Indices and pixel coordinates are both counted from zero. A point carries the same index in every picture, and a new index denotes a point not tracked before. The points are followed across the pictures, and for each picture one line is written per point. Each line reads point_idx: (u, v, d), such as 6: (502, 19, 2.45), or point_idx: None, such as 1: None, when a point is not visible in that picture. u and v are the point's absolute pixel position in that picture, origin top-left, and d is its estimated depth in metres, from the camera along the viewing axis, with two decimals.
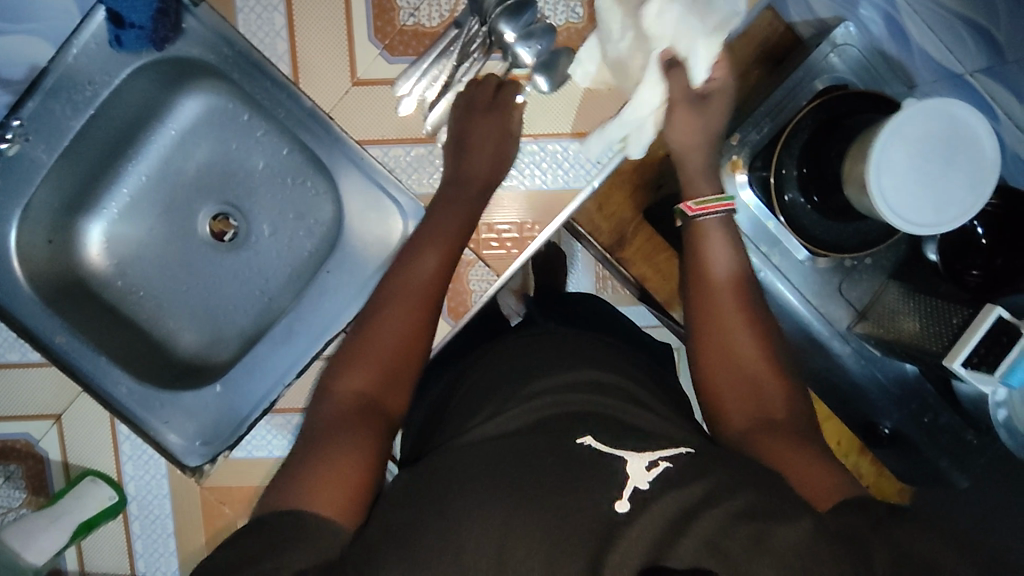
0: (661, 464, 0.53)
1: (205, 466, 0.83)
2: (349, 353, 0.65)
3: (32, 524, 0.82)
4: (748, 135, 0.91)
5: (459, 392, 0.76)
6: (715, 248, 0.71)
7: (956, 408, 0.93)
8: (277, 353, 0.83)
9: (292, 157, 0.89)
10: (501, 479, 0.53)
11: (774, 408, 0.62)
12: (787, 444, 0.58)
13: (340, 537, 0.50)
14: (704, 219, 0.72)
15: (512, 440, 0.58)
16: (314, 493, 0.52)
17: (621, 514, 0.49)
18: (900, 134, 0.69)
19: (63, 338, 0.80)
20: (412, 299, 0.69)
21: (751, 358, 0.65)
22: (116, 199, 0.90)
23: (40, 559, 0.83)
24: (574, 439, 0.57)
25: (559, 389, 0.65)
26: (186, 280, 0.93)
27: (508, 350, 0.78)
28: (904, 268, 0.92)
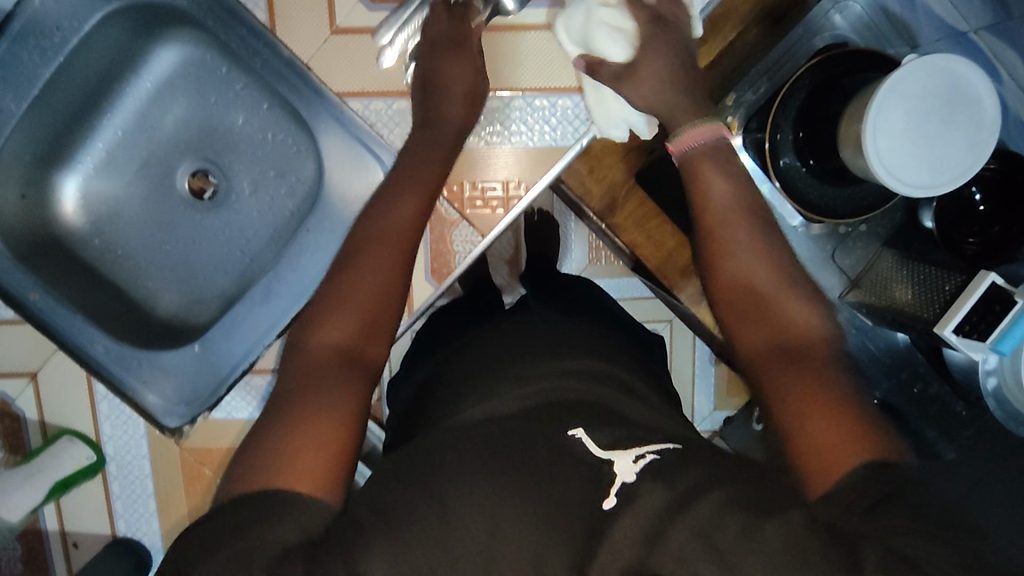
0: (648, 456, 0.52)
1: (185, 427, 0.82)
2: (321, 307, 0.59)
3: (8, 481, 0.80)
4: (743, 94, 0.89)
5: (446, 375, 0.73)
6: (716, 179, 0.63)
7: (945, 378, 0.91)
8: (257, 313, 0.82)
9: (272, 113, 0.86)
10: (490, 470, 0.51)
11: (798, 328, 0.58)
12: (817, 373, 0.55)
13: (324, 516, 0.47)
14: (689, 153, 0.64)
15: (502, 429, 0.57)
16: (288, 463, 0.48)
17: (607, 510, 0.49)
18: (899, 91, 0.67)
19: (37, 295, 0.78)
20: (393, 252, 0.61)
21: (782, 313, 0.58)
22: (91, 154, 0.87)
23: (14, 516, 0.81)
24: (563, 432, 0.56)
25: (554, 378, 0.63)
26: (165, 239, 0.91)
27: (500, 335, 0.76)
28: (899, 236, 0.89)
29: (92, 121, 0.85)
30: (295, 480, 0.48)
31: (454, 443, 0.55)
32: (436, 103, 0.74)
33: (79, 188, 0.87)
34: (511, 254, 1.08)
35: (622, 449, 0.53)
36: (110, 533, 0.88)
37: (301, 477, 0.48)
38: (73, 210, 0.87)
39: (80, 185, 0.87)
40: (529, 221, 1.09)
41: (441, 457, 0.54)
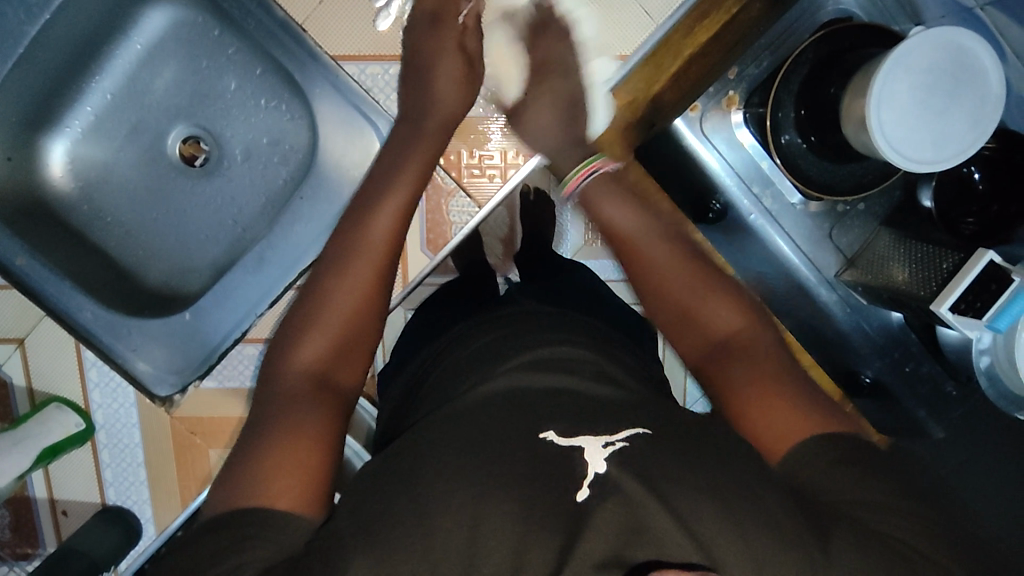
0: (617, 443, 0.51)
1: (176, 396, 0.81)
2: (295, 324, 0.59)
3: None
4: (747, 69, 0.88)
5: (437, 370, 0.71)
6: (617, 214, 0.63)
7: (938, 358, 0.90)
8: (249, 282, 0.81)
9: (266, 78, 0.84)
10: (464, 465, 0.51)
11: (716, 324, 0.60)
12: (747, 381, 0.56)
13: (302, 529, 0.48)
14: (580, 193, 0.65)
15: (481, 420, 0.56)
16: (266, 483, 0.49)
17: (581, 502, 0.47)
18: (902, 65, 0.66)
19: (24, 261, 0.76)
20: (364, 263, 0.60)
21: (715, 326, 0.60)
22: (78, 117, 0.85)
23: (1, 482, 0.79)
24: (537, 434, 0.53)
25: (533, 369, 0.61)
26: (156, 207, 0.89)
27: (486, 322, 0.74)
28: (896, 215, 0.89)
29: (79, 83, 0.83)
30: (272, 499, 0.49)
31: (440, 436, 0.54)
32: (425, 89, 0.73)
33: (66, 151, 0.85)
34: (505, 234, 1.05)
35: (589, 435, 0.52)
36: (99, 502, 0.87)
37: (279, 494, 0.49)
38: (61, 174, 0.85)
39: (67, 149, 0.85)
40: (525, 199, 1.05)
41: (428, 457, 0.52)
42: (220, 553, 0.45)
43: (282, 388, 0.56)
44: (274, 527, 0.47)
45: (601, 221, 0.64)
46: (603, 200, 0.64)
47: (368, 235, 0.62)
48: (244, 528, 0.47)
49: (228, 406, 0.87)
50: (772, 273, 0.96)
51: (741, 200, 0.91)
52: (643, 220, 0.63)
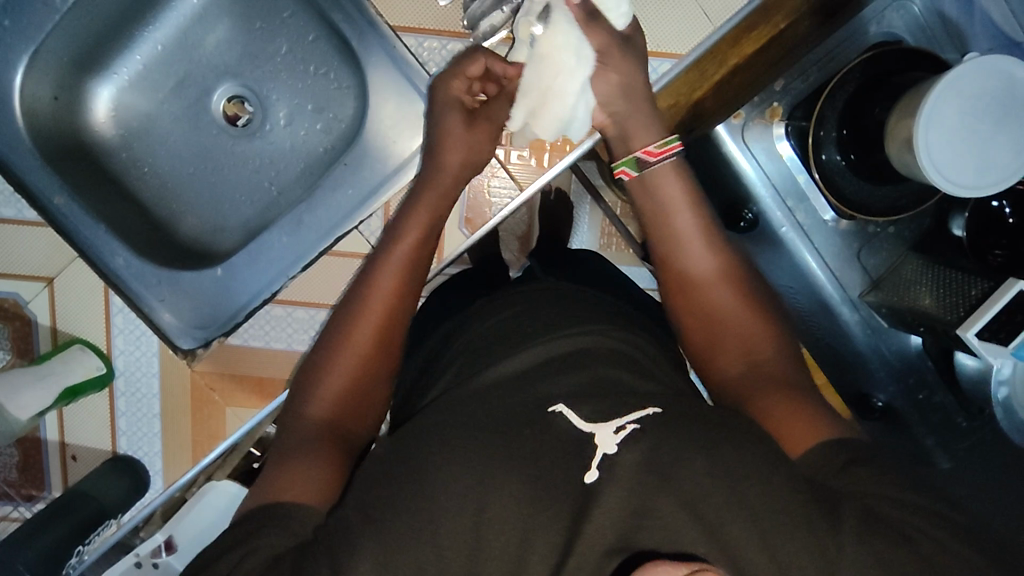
0: (627, 427, 0.54)
1: (199, 350, 0.81)
2: (317, 351, 0.64)
3: (16, 379, 0.78)
4: (793, 83, 0.88)
5: (456, 343, 0.74)
6: (679, 215, 0.67)
7: (951, 389, 0.92)
8: (257, 266, 0.81)
9: (318, 45, 0.85)
10: (481, 445, 0.55)
11: (758, 349, 0.63)
12: (776, 398, 0.60)
13: (311, 520, 0.53)
14: (654, 170, 0.68)
15: (500, 393, 0.61)
16: (282, 487, 0.55)
17: (589, 484, 0.52)
18: (955, 89, 0.67)
19: (62, 200, 0.77)
20: (381, 298, 0.65)
21: (758, 343, 0.63)
22: (128, 66, 0.85)
23: (23, 416, 0.78)
24: (547, 406, 0.58)
25: (565, 355, 0.64)
26: (193, 163, 0.89)
27: (506, 301, 0.76)
28: (925, 240, 0.90)
29: (131, 31, 0.83)
30: (286, 496, 0.54)
31: (444, 420, 0.58)
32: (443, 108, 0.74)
33: (112, 99, 0.86)
34: (523, 231, 1.06)
35: (604, 421, 0.56)
36: (110, 449, 0.87)
37: (298, 488, 0.55)
38: (105, 121, 0.86)
39: (113, 95, 0.86)
40: (546, 200, 1.07)
41: (433, 443, 0.55)
42: (241, 539, 0.51)
43: (313, 412, 0.61)
44: (284, 520, 0.52)
45: (658, 205, 0.67)
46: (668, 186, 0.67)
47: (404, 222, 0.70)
48: (261, 520, 0.52)
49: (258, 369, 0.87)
50: (799, 290, 0.95)
51: (774, 211, 0.92)
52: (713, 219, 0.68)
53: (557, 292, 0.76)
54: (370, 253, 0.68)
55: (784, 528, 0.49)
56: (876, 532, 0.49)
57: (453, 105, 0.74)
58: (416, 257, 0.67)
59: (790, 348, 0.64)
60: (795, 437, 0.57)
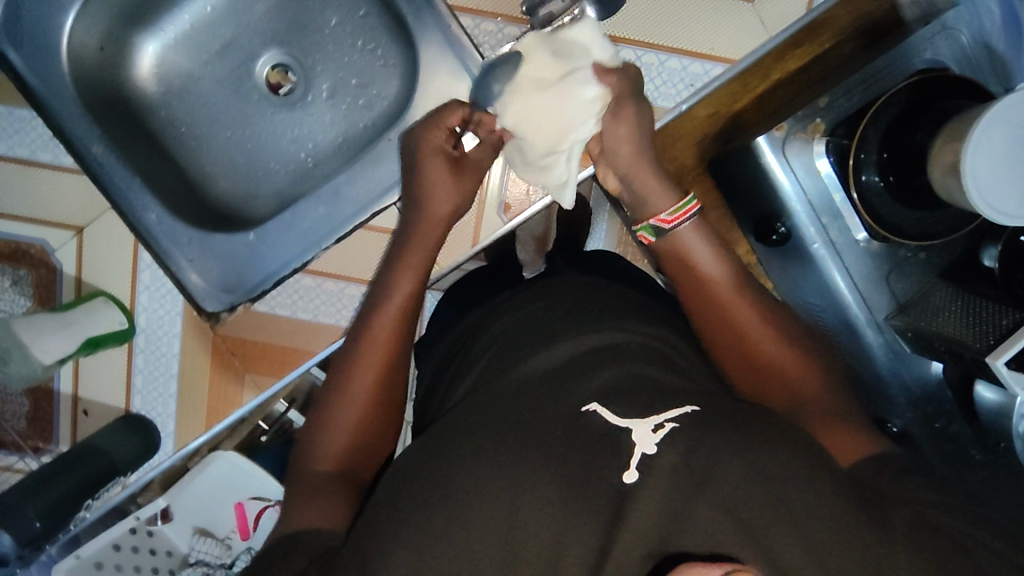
0: (667, 426, 0.52)
1: (223, 313, 0.81)
2: (333, 373, 0.62)
3: (43, 322, 0.79)
4: (837, 100, 0.86)
5: (484, 337, 0.72)
6: (706, 267, 0.66)
7: (972, 420, 0.93)
8: (274, 249, 0.81)
9: (368, 20, 0.85)
10: (523, 437, 0.55)
11: (798, 382, 0.62)
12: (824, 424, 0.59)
13: (334, 538, 0.54)
14: (679, 230, 0.66)
15: (528, 393, 0.59)
16: (303, 512, 0.55)
17: (629, 484, 0.50)
18: (1004, 116, 0.67)
19: (100, 149, 0.77)
20: (386, 335, 0.62)
21: (796, 368, 0.62)
22: (175, 23, 0.84)
23: (46, 360, 0.80)
24: (580, 405, 0.56)
25: (588, 355, 0.62)
26: (231, 129, 0.89)
27: (531, 296, 0.75)
28: (955, 269, 0.90)
29: None
30: (308, 519, 0.55)
31: (473, 421, 0.58)
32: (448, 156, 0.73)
33: (155, 54, 0.85)
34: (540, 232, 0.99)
35: (638, 417, 0.54)
36: (123, 408, 0.86)
37: (319, 519, 0.55)
38: (147, 76, 0.85)
39: (157, 51, 0.85)
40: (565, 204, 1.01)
41: (461, 436, 0.56)
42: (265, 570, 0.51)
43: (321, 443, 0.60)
44: (307, 541, 0.53)
45: (677, 256, 0.67)
46: (685, 247, 0.66)
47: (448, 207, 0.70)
48: (285, 545, 0.53)
49: (289, 337, 0.88)
50: (824, 308, 0.96)
51: (807, 226, 0.91)
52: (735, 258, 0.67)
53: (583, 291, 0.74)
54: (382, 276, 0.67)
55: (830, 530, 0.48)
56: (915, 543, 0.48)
57: (437, 155, 0.72)
58: (418, 297, 0.66)
59: (828, 369, 0.64)
60: (844, 450, 0.57)
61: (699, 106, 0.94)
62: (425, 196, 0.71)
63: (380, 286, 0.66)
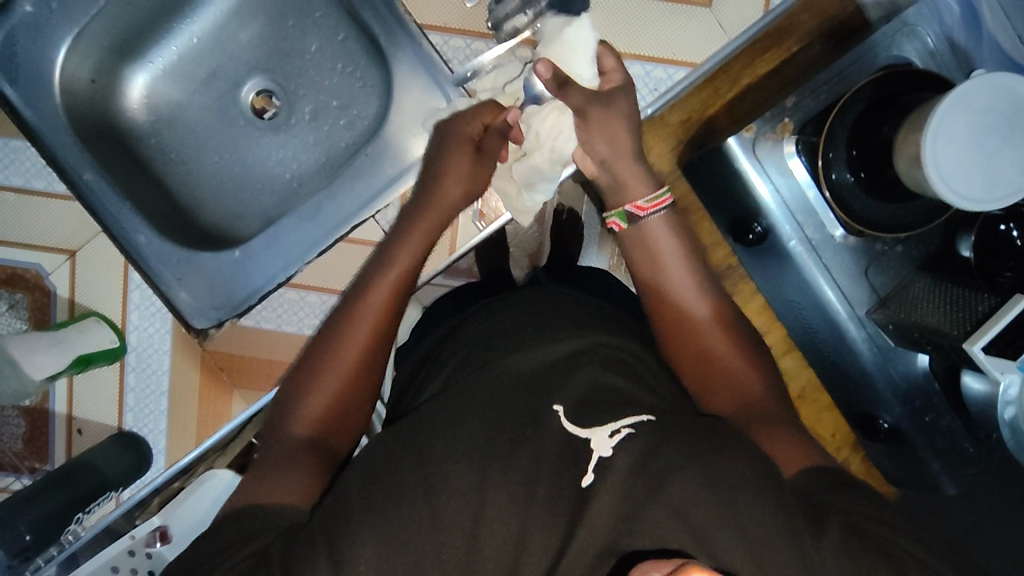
0: (622, 431, 0.54)
1: (211, 329, 0.84)
2: (312, 364, 0.64)
3: (33, 340, 0.84)
4: (804, 100, 0.88)
5: (456, 340, 0.75)
6: (675, 275, 0.69)
7: (959, 412, 0.92)
8: (260, 261, 0.83)
9: (347, 44, 0.88)
10: (469, 433, 0.57)
11: (748, 391, 0.65)
12: (772, 427, 0.62)
13: (296, 514, 0.55)
14: (649, 221, 0.70)
15: (495, 385, 0.62)
16: (269, 488, 0.57)
17: (585, 487, 0.52)
18: (962, 102, 0.69)
19: (91, 175, 0.80)
20: (367, 324, 0.65)
21: (749, 381, 0.66)
22: (162, 54, 0.88)
23: (39, 376, 0.85)
24: (550, 405, 0.58)
25: (551, 361, 0.64)
26: (218, 152, 0.92)
27: (506, 302, 0.77)
28: (932, 260, 0.89)
29: (170, 22, 0.87)
30: (271, 495, 0.56)
31: (445, 416, 0.60)
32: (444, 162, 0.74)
33: (145, 84, 0.89)
34: (533, 249, 1.06)
35: (597, 424, 0.55)
36: (116, 426, 0.94)
37: (282, 493, 0.57)
38: (136, 105, 0.89)
39: (146, 82, 0.89)
40: (558, 218, 1.06)
41: (436, 442, 0.57)
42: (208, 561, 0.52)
43: (296, 432, 0.62)
44: (263, 518, 0.54)
45: (647, 262, 0.70)
46: (660, 246, 0.70)
47: (420, 222, 0.72)
48: (246, 523, 0.54)
49: (269, 350, 0.92)
50: (804, 305, 0.98)
51: (784, 225, 0.93)
52: (699, 278, 0.69)
53: (560, 296, 0.77)
54: (369, 267, 0.69)
55: (776, 531, 0.49)
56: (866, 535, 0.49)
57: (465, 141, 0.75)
58: (404, 290, 0.68)
59: (777, 387, 0.67)
60: (790, 459, 0.59)
61: (671, 113, 0.96)
62: (408, 214, 0.74)
63: (369, 278, 0.68)
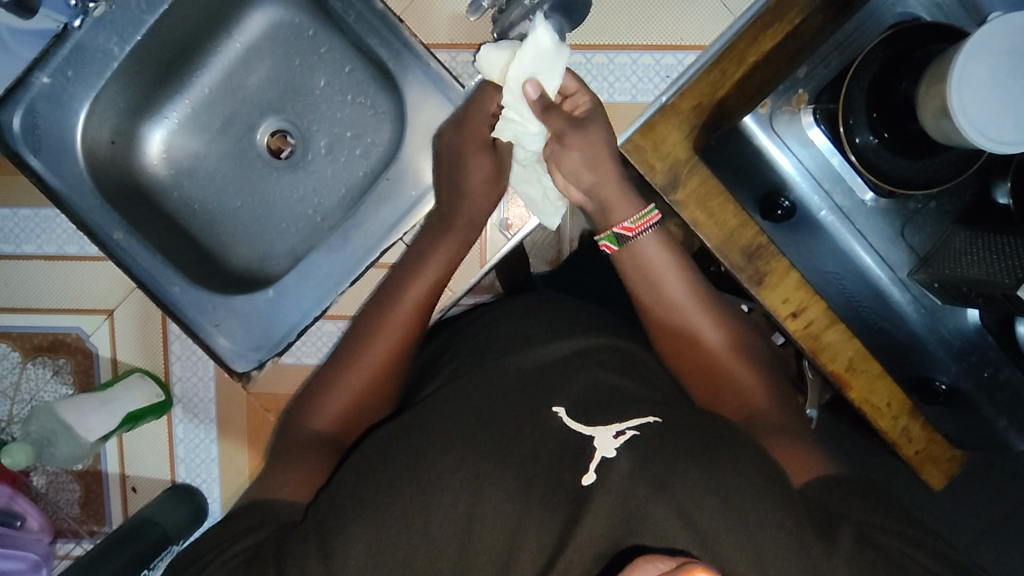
0: (629, 433, 0.52)
1: (253, 371, 0.84)
2: (331, 367, 0.67)
3: (83, 401, 0.84)
4: (816, 68, 0.86)
5: (453, 344, 0.76)
6: (672, 287, 0.69)
7: (1017, 364, 0.89)
8: (293, 295, 0.83)
9: (355, 75, 0.89)
10: (454, 436, 0.55)
11: (753, 402, 0.66)
12: (778, 441, 0.62)
13: (295, 511, 0.57)
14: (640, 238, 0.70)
15: (500, 394, 0.59)
16: (277, 482, 0.59)
17: (586, 487, 0.49)
18: (981, 49, 0.67)
19: (121, 235, 0.80)
20: (393, 328, 0.67)
21: (750, 388, 0.67)
22: (177, 109, 0.90)
23: (91, 437, 0.84)
24: (550, 409, 0.56)
25: (568, 356, 0.64)
26: (240, 197, 0.93)
27: (513, 308, 0.77)
28: (969, 213, 0.87)
29: (182, 77, 0.88)
30: (278, 489, 0.59)
31: (451, 412, 0.58)
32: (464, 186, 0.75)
33: (163, 140, 0.91)
34: (553, 255, 1.06)
35: (602, 424, 0.54)
36: (169, 479, 0.95)
37: (287, 488, 0.58)
38: (157, 161, 0.91)
39: (164, 137, 0.91)
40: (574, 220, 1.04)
41: (429, 440, 0.55)
42: None
43: (311, 427, 0.63)
44: (266, 513, 0.56)
45: (650, 278, 0.70)
46: (658, 255, 0.70)
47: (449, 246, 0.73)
48: (255, 514, 0.55)
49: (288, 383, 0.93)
50: (843, 274, 0.96)
51: (811, 197, 0.93)
52: (694, 280, 0.71)
53: (578, 308, 0.77)
54: (394, 279, 0.72)
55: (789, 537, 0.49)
56: None
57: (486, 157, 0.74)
58: (427, 305, 0.70)
59: (780, 398, 0.68)
60: (798, 468, 0.60)
61: (682, 100, 0.96)
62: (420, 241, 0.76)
63: (397, 288, 0.70)
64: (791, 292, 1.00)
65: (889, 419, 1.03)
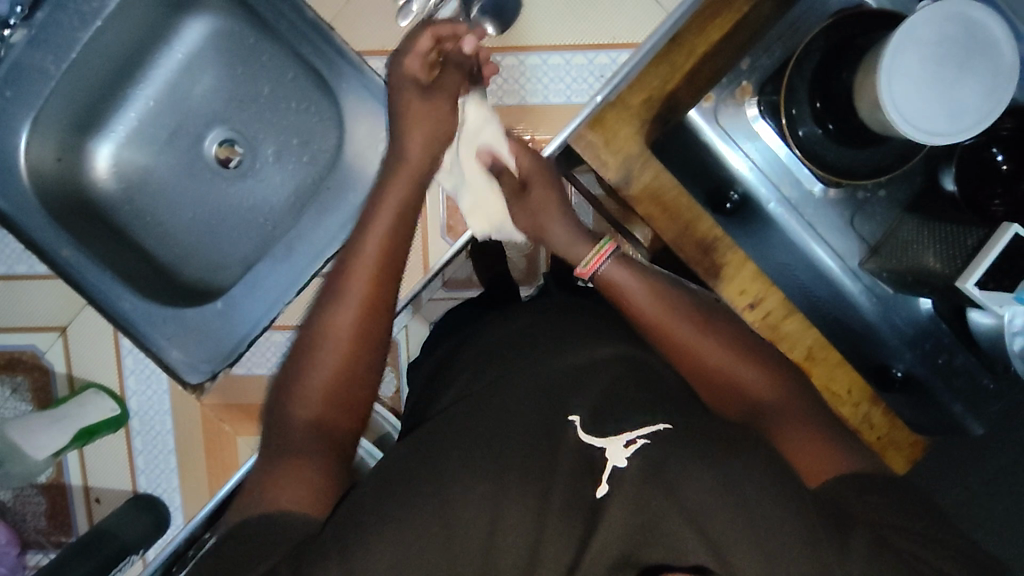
0: (639, 441, 0.57)
1: (205, 382, 0.85)
2: (303, 346, 0.61)
3: (34, 422, 0.89)
4: (759, 60, 0.86)
5: (462, 356, 0.77)
6: (643, 300, 0.67)
7: (972, 348, 0.89)
8: (250, 302, 0.85)
9: (297, 82, 0.89)
10: (475, 450, 0.59)
11: (751, 389, 0.63)
12: (797, 430, 0.60)
13: (309, 523, 0.54)
14: (602, 274, 0.69)
15: (501, 407, 0.64)
16: (278, 491, 0.55)
17: (601, 498, 0.55)
18: (910, 40, 0.66)
19: (68, 252, 0.80)
20: (361, 289, 0.62)
21: (750, 376, 0.64)
22: (123, 123, 0.91)
23: (41, 455, 0.89)
24: (565, 417, 0.61)
25: (577, 370, 0.66)
26: (193, 207, 0.94)
27: (513, 318, 0.78)
28: (920, 199, 0.85)
29: (122, 92, 0.88)
30: (287, 500, 0.55)
31: (462, 429, 0.62)
32: None
33: (111, 154, 0.91)
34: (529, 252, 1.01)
35: (614, 434, 0.58)
36: (131, 489, 0.99)
37: (292, 506, 0.55)
38: (105, 175, 0.91)
39: (112, 151, 0.91)
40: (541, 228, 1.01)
41: (451, 457, 0.59)
42: None
43: (298, 422, 0.59)
44: (276, 528, 0.53)
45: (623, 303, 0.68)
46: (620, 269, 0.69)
47: None
48: (261, 529, 0.53)
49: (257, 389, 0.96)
50: (795, 264, 0.96)
51: (760, 189, 0.91)
52: (653, 276, 0.69)
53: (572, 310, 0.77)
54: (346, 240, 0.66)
55: (732, 530, 0.51)
56: (886, 547, 0.51)
57: None
58: (390, 258, 0.65)
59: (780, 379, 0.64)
60: (812, 467, 0.57)
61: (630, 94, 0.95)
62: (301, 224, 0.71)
63: (352, 250, 0.65)
64: (749, 283, 1.01)
65: (858, 411, 1.03)
